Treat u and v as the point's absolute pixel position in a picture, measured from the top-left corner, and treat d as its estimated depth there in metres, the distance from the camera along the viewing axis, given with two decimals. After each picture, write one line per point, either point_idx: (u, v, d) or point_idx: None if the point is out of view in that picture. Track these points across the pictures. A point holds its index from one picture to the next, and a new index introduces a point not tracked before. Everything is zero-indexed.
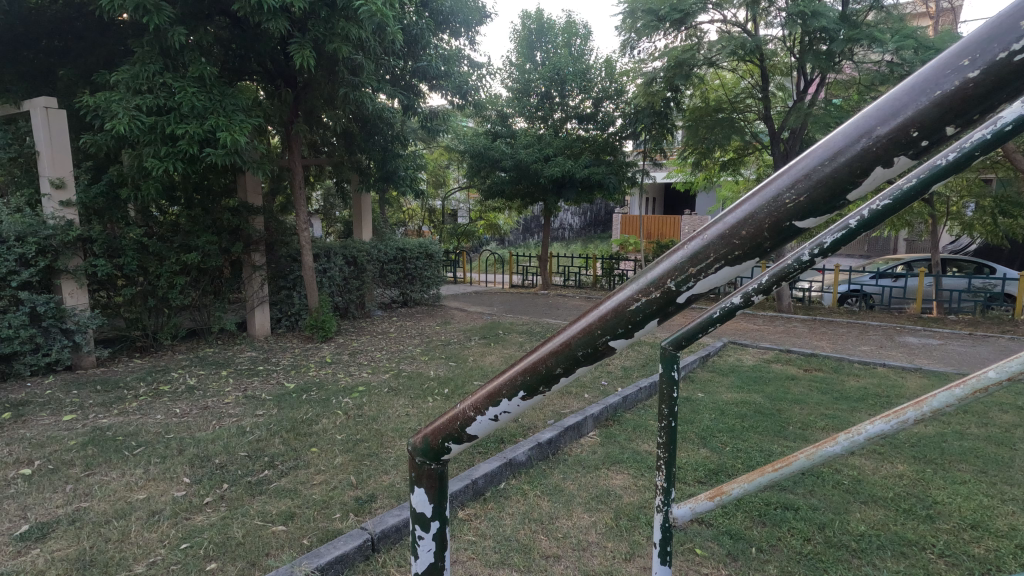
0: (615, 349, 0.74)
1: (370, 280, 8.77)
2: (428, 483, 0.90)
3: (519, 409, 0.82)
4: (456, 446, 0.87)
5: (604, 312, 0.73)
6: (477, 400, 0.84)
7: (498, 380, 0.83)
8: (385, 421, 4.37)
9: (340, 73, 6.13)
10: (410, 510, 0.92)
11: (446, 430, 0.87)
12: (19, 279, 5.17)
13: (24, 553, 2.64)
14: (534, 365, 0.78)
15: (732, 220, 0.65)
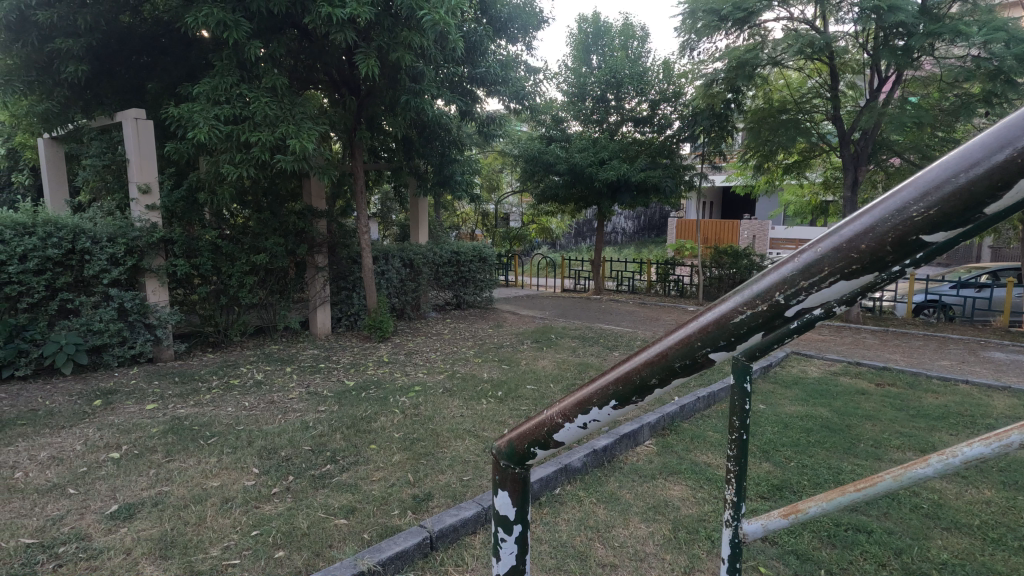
0: (715, 361, 0.74)
1: (425, 283, 8.96)
2: (512, 486, 0.91)
3: (609, 418, 0.83)
4: (542, 452, 0.88)
5: (705, 324, 0.72)
6: (565, 407, 0.85)
7: (587, 390, 0.84)
8: (441, 421, 4.46)
9: (402, 81, 6.31)
10: (493, 511, 0.94)
11: (532, 437, 0.88)
12: (110, 277, 5.60)
13: (115, 530, 2.85)
14: (628, 375, 0.79)
15: (850, 233, 0.62)
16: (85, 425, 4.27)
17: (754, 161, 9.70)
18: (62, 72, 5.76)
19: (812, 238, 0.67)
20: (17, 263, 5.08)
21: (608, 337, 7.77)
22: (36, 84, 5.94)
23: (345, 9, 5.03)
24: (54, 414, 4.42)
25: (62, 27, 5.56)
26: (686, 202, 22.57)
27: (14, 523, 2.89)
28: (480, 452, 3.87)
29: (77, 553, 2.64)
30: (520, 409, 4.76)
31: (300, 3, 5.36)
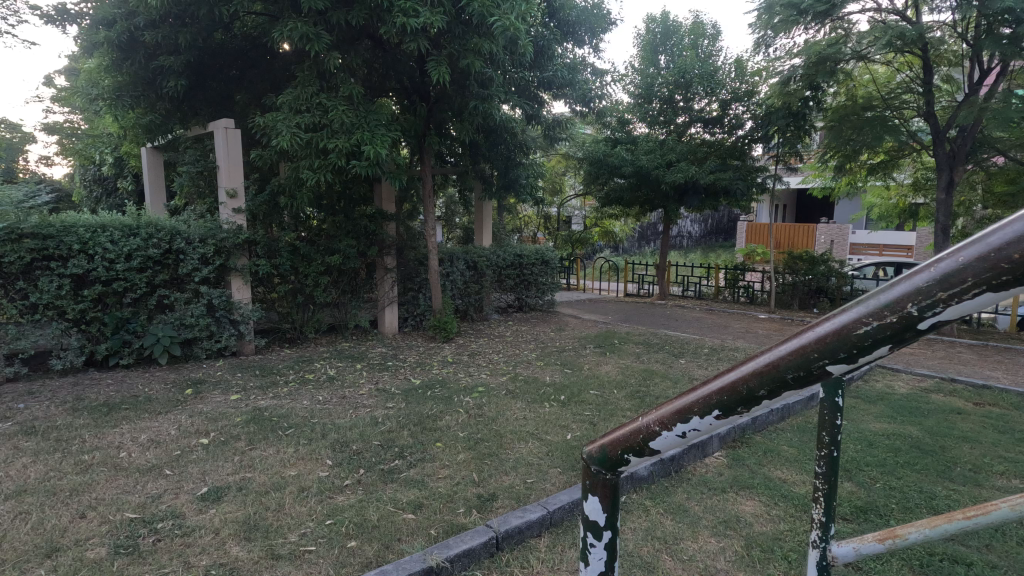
0: (831, 373, 0.71)
1: (488, 285, 9.08)
2: (602, 491, 0.93)
3: (710, 428, 0.83)
4: (635, 459, 0.89)
5: (823, 334, 0.70)
6: (663, 415, 0.85)
7: (687, 397, 0.84)
8: (504, 422, 4.50)
9: (470, 87, 6.43)
10: (582, 517, 0.96)
11: (626, 444, 0.89)
12: (201, 276, 6.03)
13: (205, 511, 3.07)
14: (735, 385, 0.78)
15: (998, 241, 0.57)
16: (178, 411, 4.62)
17: (834, 162, 9.18)
18: (164, 86, 6.28)
19: (952, 244, 0.62)
20: (123, 262, 5.57)
21: (673, 343, 7.57)
22: (141, 98, 6.50)
23: (418, 19, 5.19)
24: (152, 400, 4.81)
25: (164, 45, 6.07)
26: (757, 205, 21.65)
27: (120, 498, 3.17)
28: (544, 455, 3.87)
29: (173, 530, 2.86)
30: (583, 414, 4.73)
31: (377, 14, 5.58)
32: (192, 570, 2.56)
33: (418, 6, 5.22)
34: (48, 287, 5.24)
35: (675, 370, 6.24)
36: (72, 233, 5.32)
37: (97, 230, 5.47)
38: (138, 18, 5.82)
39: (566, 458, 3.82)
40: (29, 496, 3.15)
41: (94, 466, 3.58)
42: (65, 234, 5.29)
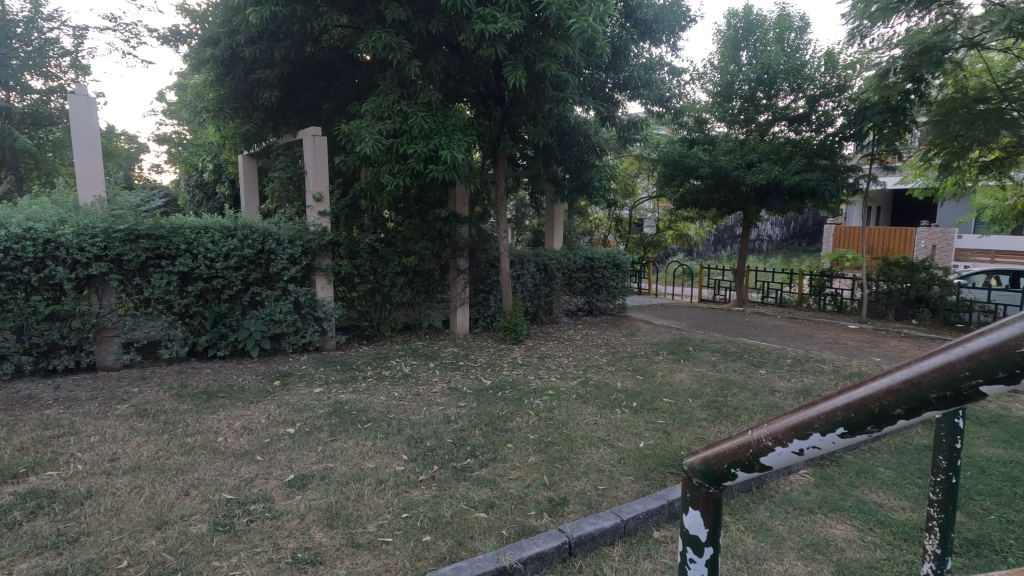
0: (985, 395, 0.66)
1: (558, 288, 9.05)
2: (703, 505, 0.96)
3: (830, 446, 0.82)
4: (744, 473, 0.91)
5: (974, 351, 0.65)
6: (778, 432, 0.86)
7: (808, 416, 0.83)
8: (575, 427, 4.46)
9: (545, 90, 6.45)
10: (683, 530, 1.00)
11: (733, 458, 0.91)
12: (289, 275, 6.42)
13: (293, 496, 3.26)
14: (864, 403, 0.76)
15: None
16: (267, 401, 4.94)
17: (939, 160, 8.41)
18: (260, 97, 6.75)
19: None
20: (222, 261, 6.03)
21: (752, 352, 7.21)
22: (240, 110, 7.02)
23: (496, 25, 5.27)
24: (245, 390, 5.17)
25: (261, 59, 6.53)
26: (847, 207, 20.23)
27: (218, 479, 3.43)
28: (616, 462, 3.80)
29: (265, 512, 3.06)
30: (657, 422, 4.59)
31: (456, 22, 5.72)
32: (280, 551, 2.72)
33: (495, 12, 5.30)
34: (159, 283, 5.77)
35: (755, 380, 5.94)
36: (180, 234, 5.82)
37: (201, 232, 5.95)
38: (240, 35, 6.30)
39: (639, 466, 3.74)
40: (141, 472, 3.48)
41: (195, 448, 3.89)
42: (174, 235, 5.80)
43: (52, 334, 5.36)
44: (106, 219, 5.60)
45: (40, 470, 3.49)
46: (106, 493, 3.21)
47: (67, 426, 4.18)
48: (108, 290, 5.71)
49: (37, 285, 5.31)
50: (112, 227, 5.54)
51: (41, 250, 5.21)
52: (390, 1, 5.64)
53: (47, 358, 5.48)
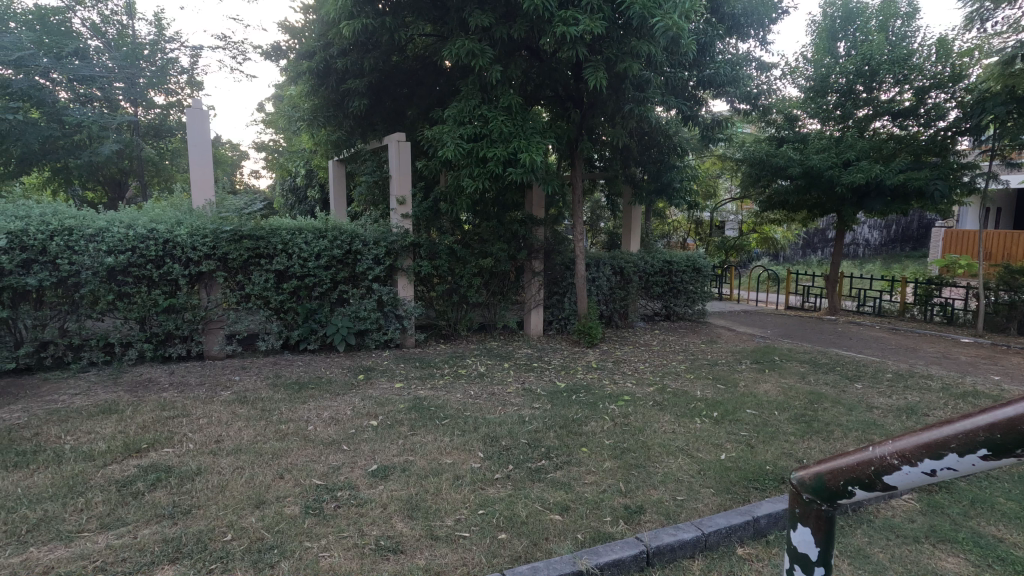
0: None
1: (635, 292, 8.87)
2: (820, 515, 1.19)
3: (961, 469, 0.99)
4: (862, 489, 1.11)
5: None
6: (904, 455, 1.05)
7: (917, 443, 1.04)
8: (652, 434, 4.35)
9: (626, 90, 6.35)
10: (798, 538, 1.23)
11: (850, 475, 1.12)
12: (373, 274, 6.73)
13: (376, 486, 3.42)
14: (1005, 432, 0.91)
15: None
16: (352, 394, 5.20)
17: None
18: (350, 106, 7.14)
19: None
20: (314, 260, 6.42)
21: (847, 365, 6.72)
22: (332, 118, 7.45)
23: (578, 27, 5.26)
24: (332, 383, 5.48)
25: (352, 70, 6.91)
26: (960, 209, 18.33)
27: (309, 465, 3.65)
28: (695, 473, 3.67)
29: (351, 498, 3.23)
30: (739, 434, 4.39)
31: (537, 26, 5.76)
32: (364, 537, 2.85)
33: (577, 14, 5.29)
34: (259, 280, 6.24)
35: (850, 395, 5.52)
36: (277, 235, 6.27)
37: (295, 233, 6.38)
38: (334, 48, 6.70)
39: (720, 479, 3.59)
40: (242, 454, 3.77)
41: (288, 434, 4.18)
42: (272, 236, 6.25)
43: (169, 325, 5.94)
44: (214, 221, 6.12)
45: (158, 447, 3.88)
46: (213, 472, 3.51)
47: (180, 408, 4.61)
48: (215, 286, 6.24)
49: (157, 280, 5.89)
50: (219, 228, 6.05)
51: (161, 248, 5.78)
52: (474, 9, 5.78)
53: (163, 347, 6.07)
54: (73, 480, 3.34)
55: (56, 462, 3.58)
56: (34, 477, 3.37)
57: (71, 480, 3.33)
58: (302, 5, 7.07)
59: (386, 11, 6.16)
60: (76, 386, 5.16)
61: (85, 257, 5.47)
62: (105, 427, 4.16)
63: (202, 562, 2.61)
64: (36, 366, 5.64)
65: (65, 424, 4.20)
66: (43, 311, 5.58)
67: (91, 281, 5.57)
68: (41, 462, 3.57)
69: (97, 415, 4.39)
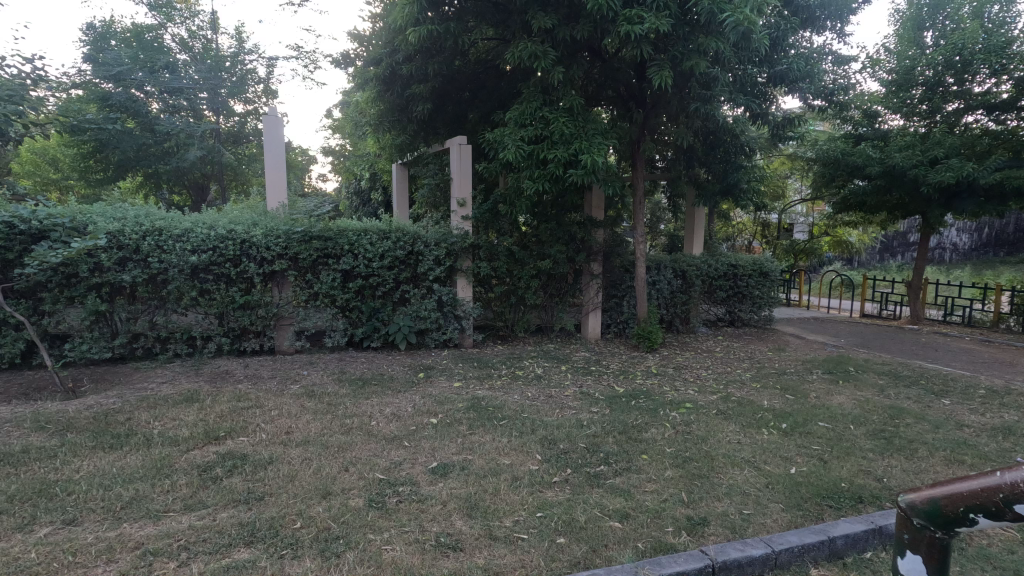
0: None
1: (697, 296, 8.60)
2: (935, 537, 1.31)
3: None
4: (982, 517, 1.22)
5: None
6: None
7: None
8: (715, 444, 4.19)
9: (692, 88, 6.18)
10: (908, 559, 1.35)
11: (972, 503, 1.23)
12: (434, 275, 6.87)
13: (436, 483, 3.47)
14: None
15: None
16: (412, 392, 5.32)
17: None
18: (414, 110, 7.33)
19: None
20: (378, 261, 6.62)
21: (932, 379, 6.22)
22: (397, 123, 7.67)
23: (643, 25, 5.15)
24: (394, 380, 5.63)
25: (417, 75, 7.09)
26: None
27: (372, 459, 3.77)
28: (763, 486, 3.51)
29: (412, 494, 3.31)
30: (811, 448, 4.16)
31: (601, 26, 5.71)
32: (425, 533, 2.91)
33: (642, 13, 5.19)
34: (327, 279, 6.49)
35: (936, 411, 5.11)
36: (344, 237, 6.51)
37: (361, 234, 6.60)
38: (399, 54, 6.90)
39: (790, 494, 3.41)
40: (310, 446, 3.93)
41: (353, 429, 4.32)
42: (340, 237, 6.50)
43: (244, 321, 6.29)
44: (287, 222, 6.43)
45: (235, 436, 4.10)
46: (284, 461, 3.68)
47: (254, 399, 4.87)
48: (286, 284, 6.55)
49: (235, 278, 6.25)
50: (291, 229, 6.35)
51: (238, 248, 6.13)
52: (537, 12, 5.78)
53: (239, 341, 6.43)
54: (160, 463, 3.59)
55: (145, 445, 3.86)
56: (127, 458, 3.65)
57: (159, 463, 3.58)
58: (370, 14, 7.32)
59: (450, 16, 6.28)
60: (162, 375, 5.56)
61: (173, 255, 5.88)
62: (188, 415, 4.46)
63: (274, 547, 2.74)
64: (128, 356, 6.11)
65: (153, 411, 4.52)
66: (135, 305, 6.04)
67: (177, 278, 5.98)
68: (132, 445, 3.86)
69: (181, 403, 4.71)
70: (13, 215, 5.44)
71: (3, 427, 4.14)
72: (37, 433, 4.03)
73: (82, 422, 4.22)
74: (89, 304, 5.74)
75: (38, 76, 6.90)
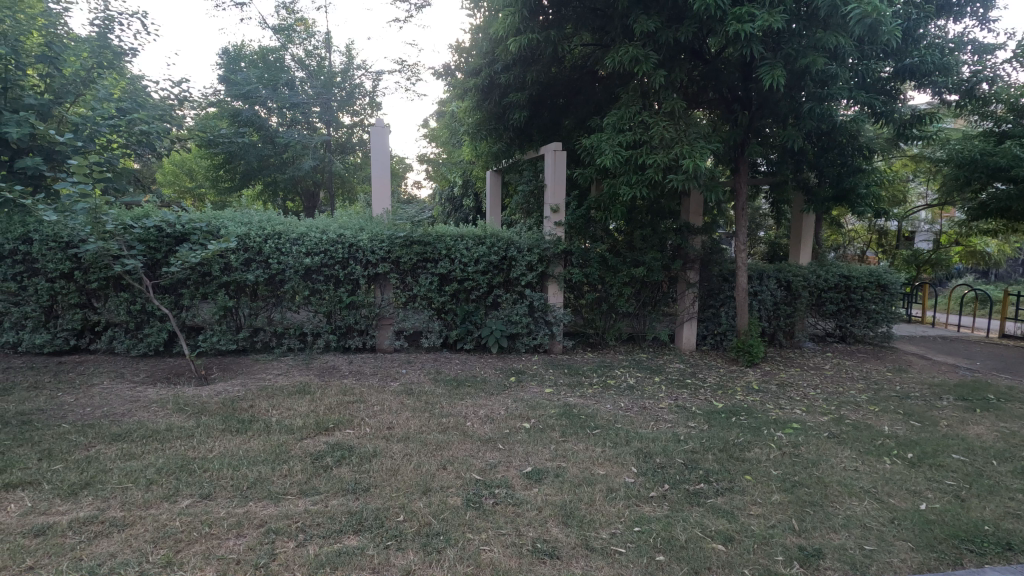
0: None
1: (803, 309, 8.01)
2: None
3: None
4: None
5: None
6: None
7: None
8: (828, 470, 3.87)
9: (806, 87, 5.79)
10: None
11: None
12: (527, 280, 6.92)
13: (531, 487, 3.50)
14: None
15: None
16: (505, 395, 5.40)
17: None
18: (511, 118, 7.46)
19: None
20: (473, 265, 6.78)
21: None
22: (494, 130, 7.85)
23: (755, 23, 4.91)
24: (486, 382, 5.74)
25: (515, 84, 7.22)
26: None
27: (468, 459, 3.85)
28: (887, 521, 3.19)
29: (507, 496, 3.35)
30: (944, 483, 3.72)
31: (707, 26, 5.51)
32: (522, 537, 2.93)
33: (755, 10, 4.96)
34: (425, 283, 6.74)
35: None
36: (442, 242, 6.73)
37: (458, 239, 6.80)
38: (499, 64, 7.07)
39: (920, 533, 3.07)
40: (410, 442, 4.11)
41: (450, 428, 4.45)
42: (437, 242, 6.73)
43: (349, 319, 6.69)
44: (390, 227, 6.76)
45: (342, 428, 4.37)
46: (387, 455, 3.87)
47: (358, 394, 5.17)
48: (387, 285, 6.88)
49: (343, 279, 6.66)
50: (394, 234, 6.66)
51: (347, 252, 6.54)
52: (639, 15, 5.67)
53: (344, 338, 6.84)
54: (278, 449, 3.90)
55: (265, 431, 4.20)
56: (251, 443, 4.00)
57: (278, 449, 3.89)
58: (471, 26, 7.54)
59: (550, 24, 6.32)
60: (278, 367, 6.05)
61: (290, 258, 6.37)
62: (302, 405, 4.82)
63: (380, 537, 2.88)
64: (249, 348, 6.70)
65: (271, 400, 4.93)
66: (257, 302, 6.60)
67: (293, 278, 6.47)
68: (255, 430, 4.23)
69: (295, 394, 5.10)
70: (162, 220, 6.17)
71: (152, 406, 4.69)
72: (178, 413, 4.53)
73: (214, 407, 4.68)
74: (219, 300, 6.37)
75: (183, 97, 7.79)
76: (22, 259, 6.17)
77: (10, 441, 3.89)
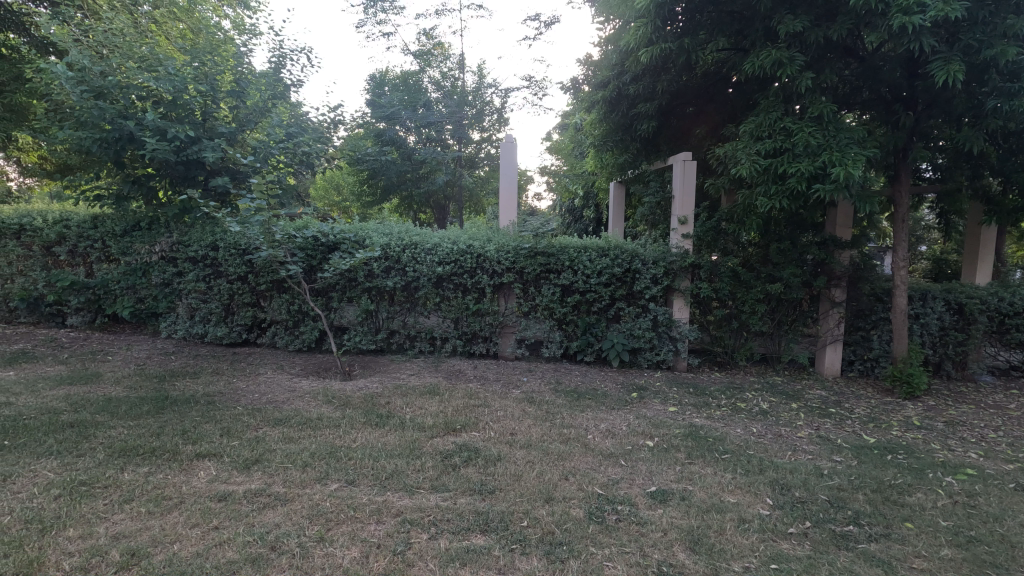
0: None
1: (980, 336, 6.90)
2: None
3: None
4: None
5: None
6: None
7: None
8: (1015, 527, 3.30)
9: (990, 82, 5.03)
10: None
11: None
12: (651, 293, 6.73)
13: (654, 508, 3.39)
14: None
15: None
16: (626, 411, 5.29)
17: None
18: (639, 129, 7.35)
19: None
20: (595, 276, 6.74)
21: None
22: (620, 142, 7.79)
23: (926, 13, 4.38)
24: (607, 396, 5.67)
25: (643, 94, 7.11)
26: None
27: (591, 473, 3.83)
28: None
29: (630, 514, 3.28)
30: None
31: (865, 20, 5.02)
32: (646, 558, 2.85)
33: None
34: (547, 293, 6.83)
35: None
36: (565, 253, 6.77)
37: (582, 251, 6.79)
38: (627, 75, 7.02)
39: None
40: (532, 450, 4.19)
41: (571, 439, 4.46)
42: (561, 253, 6.79)
43: (475, 326, 6.98)
44: (516, 239, 6.94)
45: (468, 430, 4.58)
46: (510, 461, 3.98)
47: (483, 398, 5.37)
48: (511, 295, 7.06)
49: (470, 288, 6.96)
50: (519, 245, 6.83)
51: (475, 261, 6.83)
52: (783, 14, 5.32)
53: (470, 343, 7.15)
54: (412, 445, 4.18)
55: (400, 428, 4.52)
56: (388, 437, 4.32)
57: (412, 445, 4.17)
58: (599, 39, 7.57)
59: (683, 31, 6.14)
60: (411, 367, 6.49)
61: (424, 266, 6.80)
62: (431, 405, 5.11)
63: (505, 539, 2.97)
64: (386, 348, 7.26)
65: (405, 398, 5.30)
66: (394, 306, 7.14)
67: (426, 285, 6.90)
68: (391, 425, 4.57)
69: (426, 394, 5.43)
70: (319, 232, 6.93)
71: (306, 397, 5.26)
72: (328, 405, 5.04)
73: (356, 401, 5.14)
74: (362, 303, 6.98)
75: (336, 120, 8.72)
76: (210, 263, 7.25)
77: (200, 418, 4.59)
